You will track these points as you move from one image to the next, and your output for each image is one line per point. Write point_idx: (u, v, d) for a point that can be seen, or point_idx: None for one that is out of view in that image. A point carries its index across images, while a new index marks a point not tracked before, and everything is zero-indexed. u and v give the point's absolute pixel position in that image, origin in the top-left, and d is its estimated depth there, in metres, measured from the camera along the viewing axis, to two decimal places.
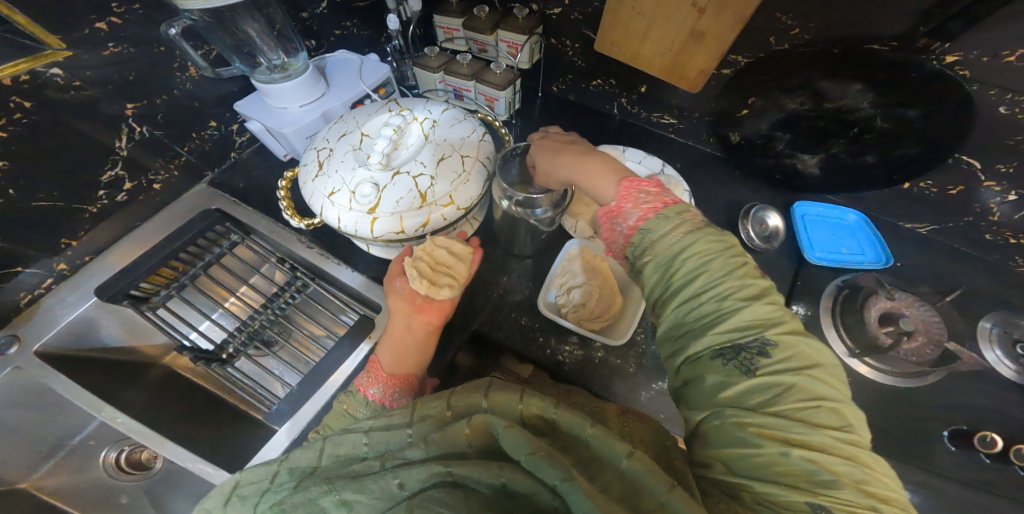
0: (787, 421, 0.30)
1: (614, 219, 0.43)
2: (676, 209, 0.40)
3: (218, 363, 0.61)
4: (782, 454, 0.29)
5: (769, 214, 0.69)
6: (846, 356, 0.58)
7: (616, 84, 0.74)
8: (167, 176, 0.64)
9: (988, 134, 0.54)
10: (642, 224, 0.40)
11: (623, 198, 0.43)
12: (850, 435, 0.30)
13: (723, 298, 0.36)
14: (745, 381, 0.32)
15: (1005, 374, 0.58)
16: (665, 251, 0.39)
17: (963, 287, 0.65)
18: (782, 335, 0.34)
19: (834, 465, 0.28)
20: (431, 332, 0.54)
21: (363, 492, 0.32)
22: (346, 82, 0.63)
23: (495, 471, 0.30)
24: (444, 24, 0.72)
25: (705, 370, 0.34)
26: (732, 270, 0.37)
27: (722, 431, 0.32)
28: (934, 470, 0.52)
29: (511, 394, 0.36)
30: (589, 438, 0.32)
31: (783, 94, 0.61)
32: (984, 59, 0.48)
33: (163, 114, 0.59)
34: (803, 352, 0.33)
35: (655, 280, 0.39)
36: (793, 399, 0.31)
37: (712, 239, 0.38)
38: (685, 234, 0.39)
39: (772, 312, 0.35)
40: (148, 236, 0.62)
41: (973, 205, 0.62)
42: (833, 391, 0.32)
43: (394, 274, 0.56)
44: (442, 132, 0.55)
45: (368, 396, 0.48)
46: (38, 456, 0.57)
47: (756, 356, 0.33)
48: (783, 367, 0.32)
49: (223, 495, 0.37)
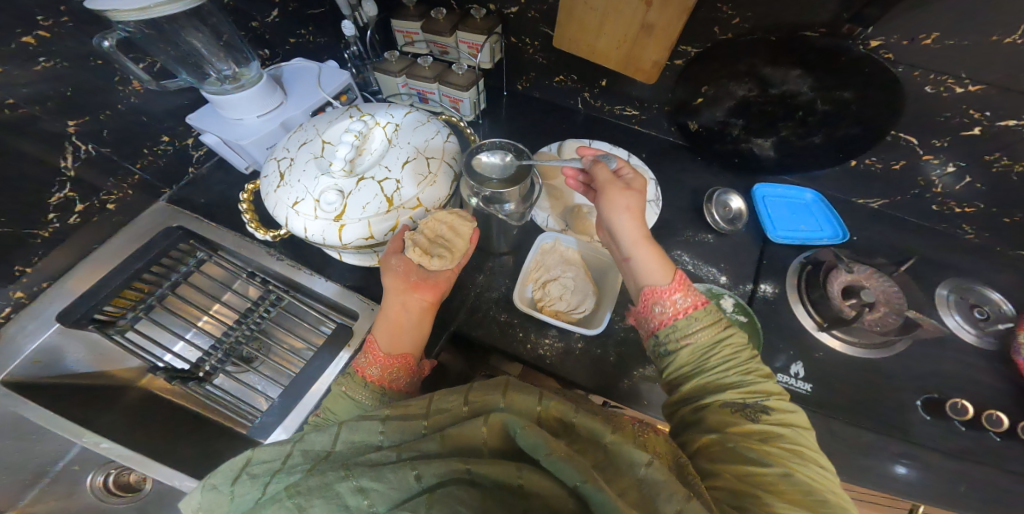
0: (785, 452, 0.35)
1: (657, 299, 0.47)
2: (715, 310, 0.45)
3: (196, 381, 0.60)
4: (784, 475, 0.33)
5: (732, 197, 0.71)
6: (816, 330, 0.60)
7: (577, 80, 0.76)
8: (121, 196, 0.62)
9: (921, 111, 0.57)
10: (688, 314, 0.45)
11: (676, 284, 0.47)
12: (828, 474, 0.35)
13: (747, 372, 0.42)
14: (754, 424, 0.38)
15: (963, 338, 0.61)
16: (704, 338, 0.44)
17: (921, 256, 0.68)
18: (780, 402, 0.40)
19: (823, 490, 0.33)
20: (425, 309, 0.54)
21: (381, 481, 0.30)
22: (305, 91, 0.63)
23: (515, 472, 0.31)
24: (402, 28, 0.72)
25: (713, 410, 0.39)
26: (752, 356, 0.43)
27: (731, 451, 0.36)
28: (905, 436, 0.54)
29: (527, 396, 0.37)
30: (609, 444, 0.34)
31: (731, 82, 0.63)
32: (904, 43, 0.51)
33: (109, 130, 0.58)
34: (798, 417, 0.39)
35: (688, 358, 0.44)
36: (789, 443, 0.36)
37: (744, 336, 0.44)
38: (723, 328, 0.44)
39: (781, 389, 0.41)
40: (109, 257, 0.60)
41: (917, 178, 0.65)
42: (814, 445, 0.37)
43: (391, 252, 0.54)
44: (405, 135, 0.55)
45: (366, 377, 0.48)
46: (23, 484, 0.54)
47: (762, 412, 0.39)
48: (781, 421, 0.38)
49: (232, 471, 0.36)
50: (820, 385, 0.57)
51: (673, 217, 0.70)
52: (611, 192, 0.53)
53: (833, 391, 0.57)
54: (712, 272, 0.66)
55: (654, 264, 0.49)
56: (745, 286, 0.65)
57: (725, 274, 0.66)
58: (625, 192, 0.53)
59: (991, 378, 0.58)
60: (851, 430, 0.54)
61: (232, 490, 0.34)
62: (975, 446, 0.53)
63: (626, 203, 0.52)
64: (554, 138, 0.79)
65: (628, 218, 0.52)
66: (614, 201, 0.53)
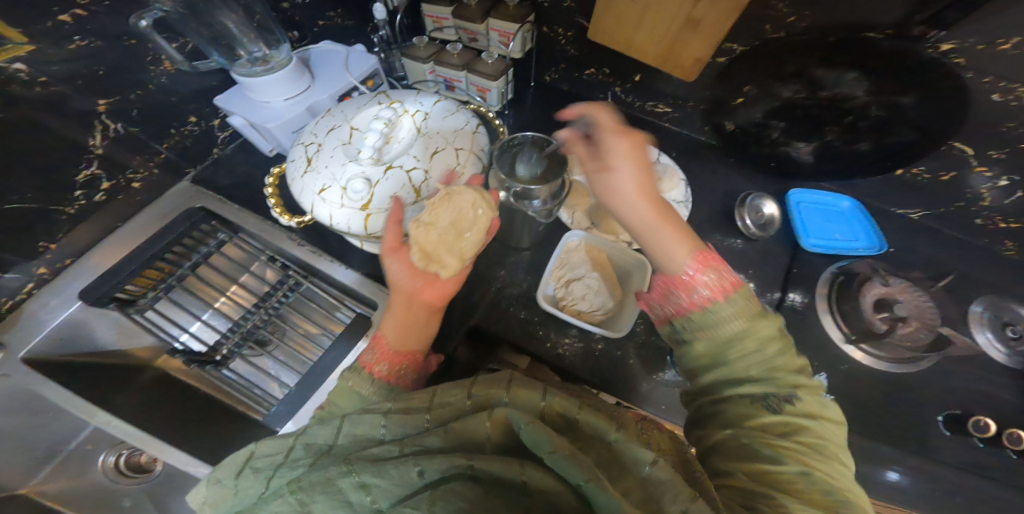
0: (805, 448, 0.35)
1: (674, 289, 0.45)
2: (743, 295, 0.42)
3: (213, 365, 0.61)
4: (801, 474, 0.33)
5: (765, 202, 0.69)
6: (842, 342, 0.59)
7: (609, 73, 0.73)
8: (147, 173, 0.62)
9: (981, 121, 0.54)
10: (706, 306, 0.42)
11: (692, 273, 0.44)
12: (847, 470, 0.35)
13: (776, 366, 0.39)
14: (772, 416, 0.37)
15: (996, 357, 0.59)
16: (739, 341, 0.40)
17: (958, 271, 0.66)
18: (812, 392, 0.38)
19: (842, 489, 0.33)
20: (433, 311, 0.51)
21: (383, 477, 0.30)
22: (332, 74, 0.62)
23: (517, 468, 0.30)
24: (432, 13, 0.70)
25: (731, 403, 0.39)
26: (787, 349, 0.40)
27: (745, 447, 0.36)
28: (930, 456, 0.52)
29: (532, 391, 0.36)
30: (613, 442, 0.33)
31: (778, 82, 0.61)
32: (979, 47, 0.48)
33: (138, 109, 0.57)
34: (819, 406, 0.38)
35: (705, 351, 0.42)
36: (809, 437, 0.36)
37: (779, 330, 0.41)
38: (754, 315, 0.41)
39: (812, 378, 0.39)
40: (133, 236, 0.60)
41: (964, 191, 0.63)
42: (834, 437, 0.37)
43: (390, 250, 0.49)
44: (434, 124, 0.54)
45: (374, 373, 0.46)
46: (35, 463, 0.57)
47: (785, 401, 0.37)
48: (804, 413, 0.37)
49: (236, 465, 0.36)
50: (844, 398, 0.56)
51: (701, 220, 0.69)
52: (591, 176, 0.49)
53: (858, 406, 0.56)
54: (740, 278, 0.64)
55: (662, 252, 0.47)
56: (773, 294, 0.64)
57: (753, 280, 0.65)
58: (606, 177, 0.47)
59: None
60: (874, 446, 0.53)
61: (236, 484, 0.35)
62: (1005, 470, 0.52)
63: (608, 188, 0.48)
64: None
65: (620, 204, 0.48)
66: (597, 188, 0.49)
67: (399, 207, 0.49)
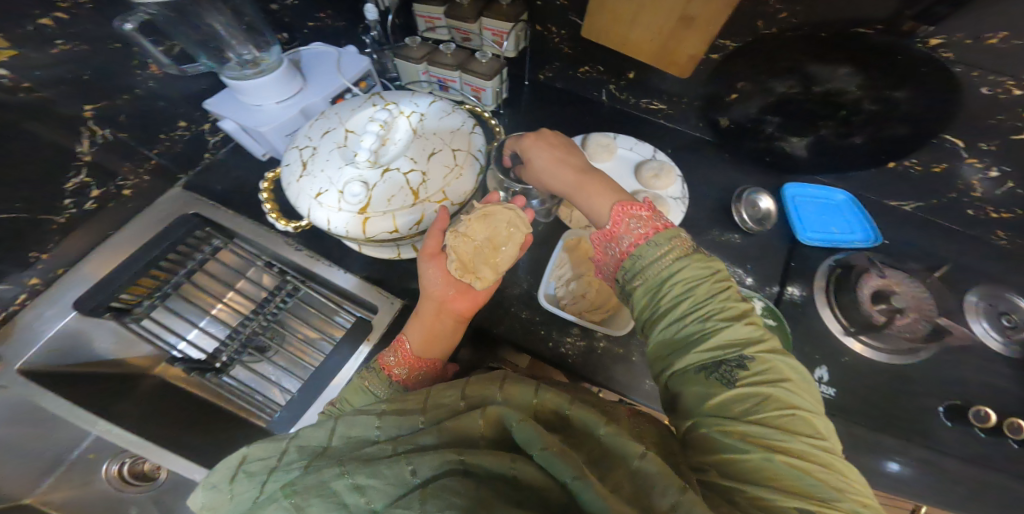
0: (767, 428, 0.32)
1: (608, 243, 0.47)
2: (667, 236, 0.43)
3: (213, 372, 0.61)
4: (767, 459, 0.30)
5: (761, 195, 0.69)
6: (842, 334, 0.59)
7: (604, 71, 0.73)
8: (137, 181, 0.61)
9: (973, 114, 0.54)
10: (634, 252, 0.44)
11: (616, 223, 0.47)
12: (824, 445, 0.32)
13: (712, 324, 0.37)
14: (725, 390, 0.34)
15: (992, 346, 0.59)
16: (673, 295, 0.40)
17: (953, 262, 0.66)
18: (764, 353, 0.36)
19: (812, 468, 0.30)
20: (459, 320, 0.52)
21: (376, 477, 0.30)
22: (325, 76, 0.61)
23: (508, 462, 0.30)
24: (425, 13, 0.69)
25: (686, 383, 0.36)
26: (723, 301, 0.39)
27: (707, 438, 0.33)
28: (934, 447, 0.53)
29: (526, 388, 0.36)
30: (603, 437, 0.33)
31: (771, 78, 0.61)
32: (967, 41, 0.48)
33: (126, 114, 0.56)
34: (777, 368, 0.35)
35: (645, 303, 0.42)
36: (772, 410, 0.33)
37: (709, 282, 0.40)
38: (681, 255, 0.41)
39: (757, 334, 0.37)
40: (126, 243, 0.59)
41: (956, 182, 0.63)
42: (803, 402, 0.34)
43: (429, 256, 0.50)
44: (430, 125, 0.53)
45: (392, 376, 0.48)
46: (39, 472, 0.54)
47: (736, 369, 0.35)
48: (762, 379, 0.34)
49: (230, 469, 0.36)
50: (845, 390, 0.56)
51: (699, 216, 0.69)
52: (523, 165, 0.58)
53: (859, 398, 0.56)
54: (739, 272, 0.64)
55: (595, 210, 0.51)
56: (772, 288, 0.64)
57: (751, 274, 0.65)
58: (529, 161, 0.56)
59: None
60: (877, 438, 0.53)
61: (230, 489, 0.35)
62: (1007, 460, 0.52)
63: (537, 170, 0.56)
64: (577, 131, 0.77)
65: (549, 180, 0.55)
66: (531, 172, 0.57)
67: (446, 215, 0.49)
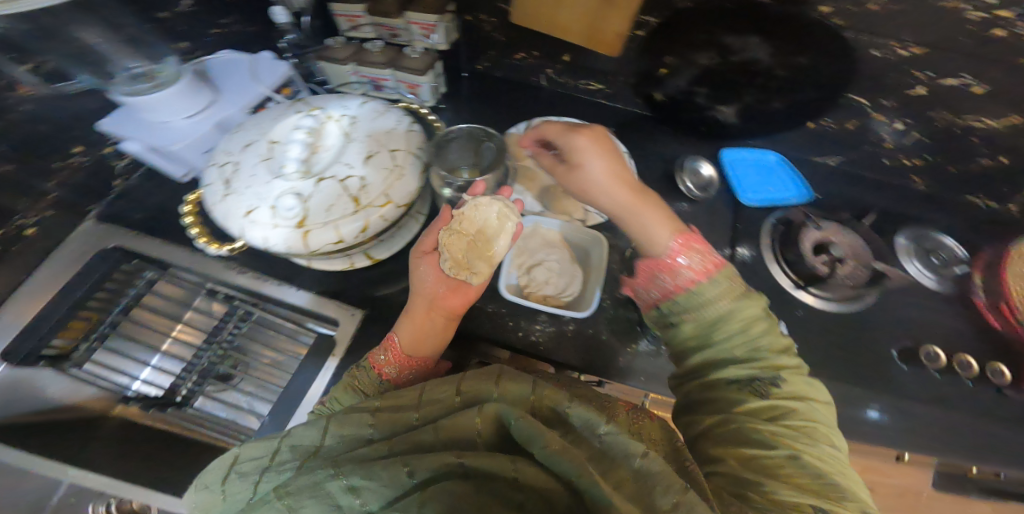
0: (794, 434, 0.35)
1: (659, 272, 0.47)
2: (726, 276, 0.44)
3: (174, 406, 0.56)
4: (790, 457, 0.33)
5: (701, 163, 0.70)
6: (794, 288, 0.61)
7: (541, 56, 0.72)
8: (39, 218, 0.55)
9: (872, 75, 0.57)
10: (689, 288, 0.44)
11: (674, 254, 0.47)
12: (838, 455, 0.35)
13: (757, 346, 0.40)
14: (759, 398, 0.37)
15: (927, 283, 0.63)
16: (715, 311, 0.42)
17: (881, 209, 0.70)
18: (796, 374, 0.39)
19: (833, 473, 0.33)
20: (449, 320, 0.51)
21: (373, 477, 0.29)
22: (240, 86, 0.58)
23: (508, 464, 0.29)
24: (344, 12, 0.66)
25: (722, 387, 0.39)
26: (766, 329, 0.42)
27: (733, 431, 0.36)
28: (894, 389, 0.56)
29: (522, 385, 0.35)
30: (604, 435, 0.32)
31: (692, 51, 0.62)
32: (851, 9, 0.50)
33: (11, 146, 0.49)
34: (804, 388, 0.39)
35: (692, 331, 0.42)
36: (799, 420, 0.36)
37: (760, 312, 0.42)
38: (737, 294, 0.43)
39: (795, 362, 0.41)
40: (46, 286, 0.54)
41: (868, 136, 0.66)
42: (823, 419, 0.38)
43: (422, 253, 0.53)
44: (363, 127, 0.52)
45: (382, 375, 0.47)
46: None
47: (772, 383, 0.38)
48: (792, 395, 0.38)
49: (221, 470, 0.33)
50: (804, 343, 0.58)
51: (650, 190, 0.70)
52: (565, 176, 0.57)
53: (818, 348, 0.58)
54: None
55: (645, 235, 0.51)
56: (724, 251, 0.65)
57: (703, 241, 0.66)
58: (578, 173, 0.55)
59: (957, 319, 0.61)
60: (838, 384, 0.56)
61: (223, 490, 0.32)
62: (952, 388, 0.56)
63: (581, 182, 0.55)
64: (519, 118, 0.76)
65: (595, 193, 0.54)
66: (573, 183, 0.56)
67: (447, 213, 0.53)
